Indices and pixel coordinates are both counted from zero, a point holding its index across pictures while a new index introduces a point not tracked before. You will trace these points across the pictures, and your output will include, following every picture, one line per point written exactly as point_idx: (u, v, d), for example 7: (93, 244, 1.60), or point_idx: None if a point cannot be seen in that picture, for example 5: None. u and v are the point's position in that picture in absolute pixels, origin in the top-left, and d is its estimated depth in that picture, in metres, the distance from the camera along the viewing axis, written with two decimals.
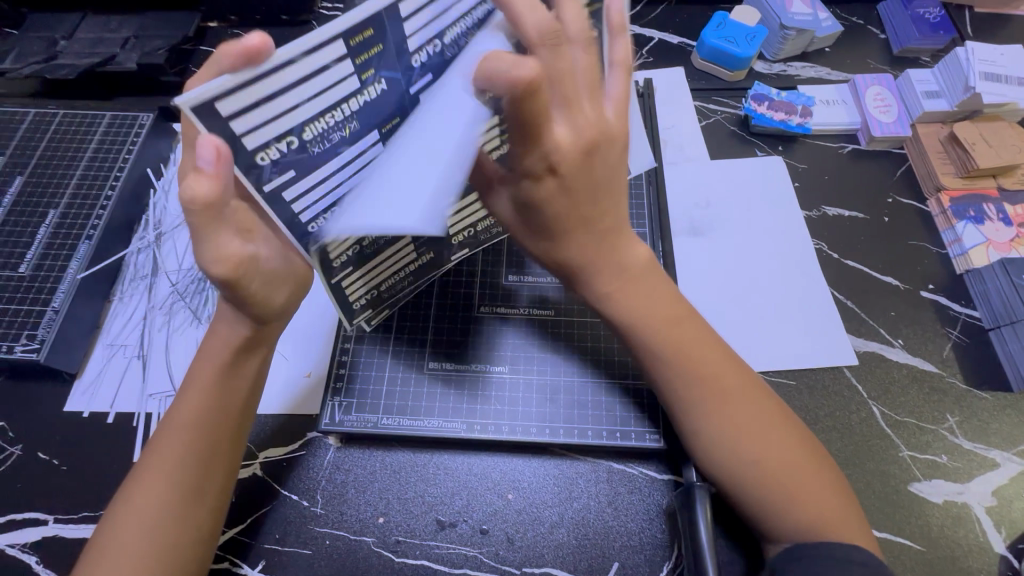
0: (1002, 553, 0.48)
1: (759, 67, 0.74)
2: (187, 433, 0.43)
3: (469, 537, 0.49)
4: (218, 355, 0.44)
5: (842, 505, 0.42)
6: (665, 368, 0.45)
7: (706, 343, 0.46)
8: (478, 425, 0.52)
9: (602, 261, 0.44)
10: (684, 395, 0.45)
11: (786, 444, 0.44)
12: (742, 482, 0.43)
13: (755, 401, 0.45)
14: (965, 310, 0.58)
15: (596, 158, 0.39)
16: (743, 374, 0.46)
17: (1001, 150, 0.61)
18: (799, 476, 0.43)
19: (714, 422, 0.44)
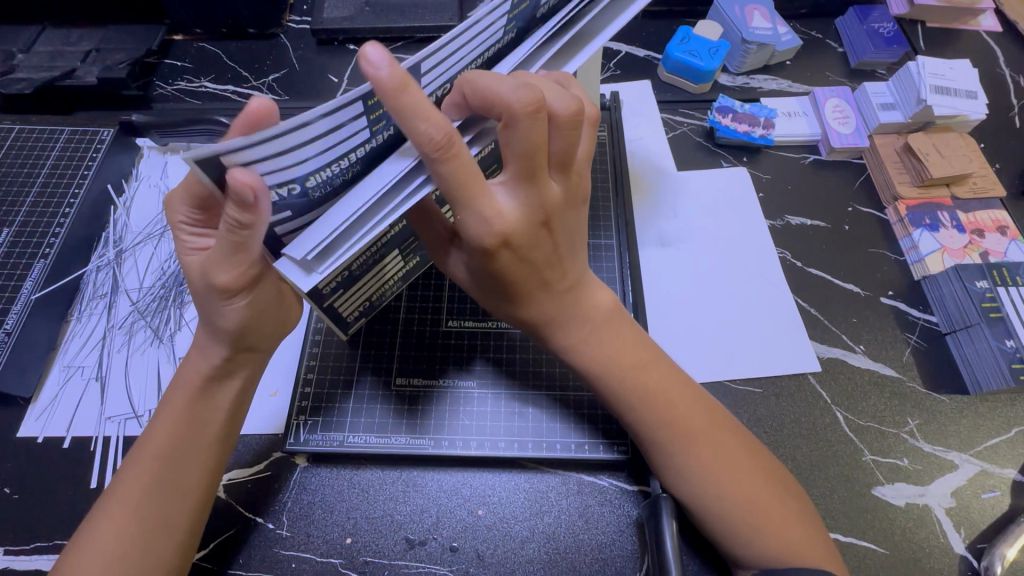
0: (962, 554, 0.49)
1: (723, 79, 0.76)
2: (156, 459, 0.42)
3: (440, 555, 0.48)
4: (188, 380, 0.45)
5: (802, 524, 0.43)
6: (624, 401, 0.46)
7: (664, 373, 0.47)
8: (446, 441, 0.51)
9: (566, 316, 0.47)
10: (650, 412, 0.45)
11: (748, 462, 0.45)
12: (705, 499, 0.44)
13: (714, 419, 0.46)
14: (924, 315, 0.60)
15: (557, 227, 0.42)
16: (696, 392, 0.47)
17: (953, 161, 0.63)
18: (762, 494, 0.43)
19: (674, 446, 0.45)
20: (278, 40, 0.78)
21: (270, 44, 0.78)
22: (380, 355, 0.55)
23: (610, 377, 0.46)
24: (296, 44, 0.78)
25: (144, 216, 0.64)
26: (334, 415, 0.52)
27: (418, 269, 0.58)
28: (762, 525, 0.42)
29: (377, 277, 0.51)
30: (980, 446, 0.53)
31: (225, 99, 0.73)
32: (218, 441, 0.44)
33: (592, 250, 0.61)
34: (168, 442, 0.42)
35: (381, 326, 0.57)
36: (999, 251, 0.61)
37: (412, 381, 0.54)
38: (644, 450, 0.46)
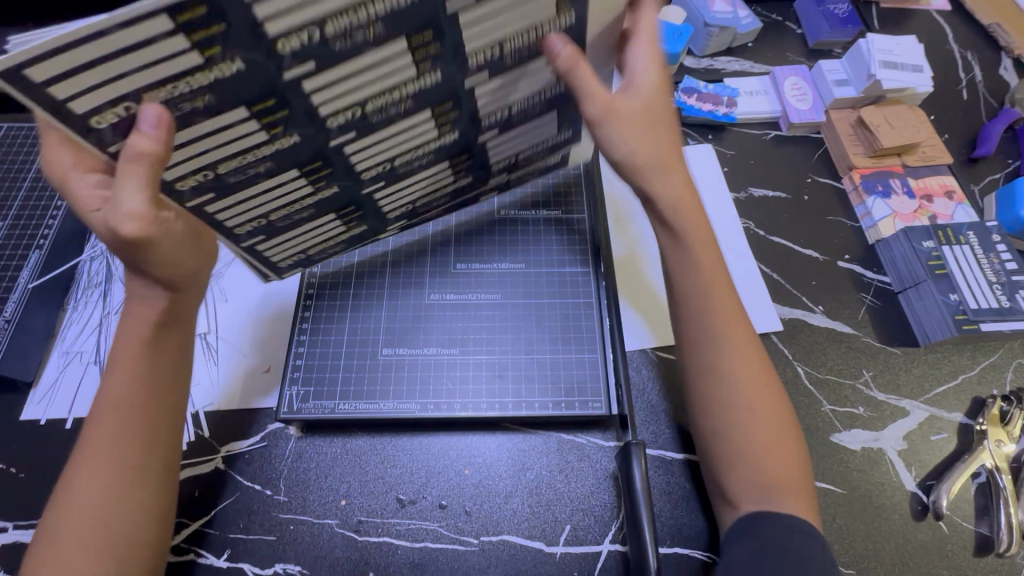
0: (912, 490, 0.53)
1: (689, 61, 0.79)
2: (119, 410, 0.44)
3: (430, 512, 0.52)
4: (144, 316, 0.46)
5: (794, 465, 0.46)
6: (692, 274, 0.50)
7: (718, 266, 0.51)
8: (432, 404, 0.54)
9: (651, 165, 0.48)
10: (711, 306, 0.49)
11: (765, 393, 0.48)
12: (728, 419, 0.47)
13: (758, 352, 0.49)
14: (877, 276, 0.64)
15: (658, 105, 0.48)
16: (738, 307, 0.50)
17: (902, 131, 0.68)
18: (777, 427, 0.47)
19: (724, 351, 0.48)
20: None
21: None
22: (363, 315, 0.58)
23: (679, 237, 0.50)
24: None
25: None
26: (325, 384, 0.55)
27: (368, 236, 0.59)
28: (755, 460, 0.46)
29: (311, 233, 0.54)
30: (930, 394, 0.58)
31: None
32: (171, 377, 0.47)
33: (566, 224, 0.64)
34: (127, 394, 0.45)
35: (363, 290, 0.60)
36: (946, 214, 0.66)
37: (447, 315, 0.59)
38: (704, 368, 0.48)
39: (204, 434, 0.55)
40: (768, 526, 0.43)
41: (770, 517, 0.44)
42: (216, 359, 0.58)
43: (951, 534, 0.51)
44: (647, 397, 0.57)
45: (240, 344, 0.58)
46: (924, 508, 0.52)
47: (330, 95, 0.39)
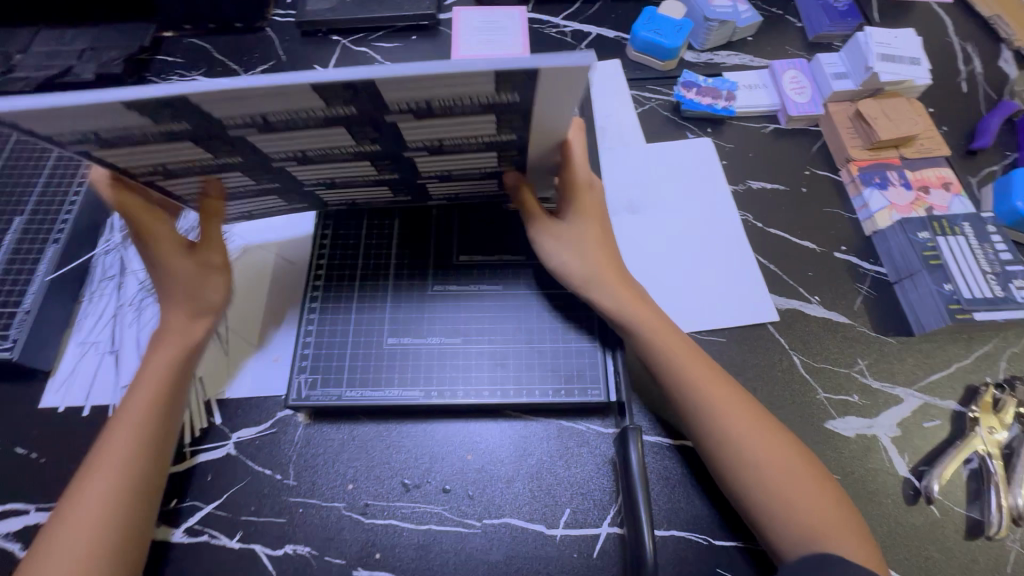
0: (905, 476, 0.54)
1: (689, 56, 0.80)
2: (140, 424, 0.49)
3: (435, 496, 0.53)
4: (172, 340, 0.53)
5: (834, 511, 0.47)
6: (666, 365, 0.53)
7: (686, 344, 0.54)
8: (436, 392, 0.56)
9: (617, 304, 0.54)
10: (694, 393, 0.51)
11: (792, 459, 0.48)
12: (754, 484, 0.47)
13: (757, 410, 0.51)
14: (873, 267, 0.65)
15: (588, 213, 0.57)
16: (722, 378, 0.53)
17: (900, 123, 0.68)
18: (804, 478, 0.48)
19: (726, 425, 0.50)
20: (265, 33, 0.82)
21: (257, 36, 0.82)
22: (368, 306, 0.59)
23: (647, 342, 0.53)
24: (282, 36, 0.82)
25: None
26: (332, 372, 0.56)
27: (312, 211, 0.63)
28: (805, 526, 0.46)
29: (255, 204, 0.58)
30: (924, 381, 0.59)
31: None
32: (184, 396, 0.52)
33: None
34: (148, 409, 0.50)
35: (366, 282, 0.60)
36: (943, 205, 0.66)
37: (457, 313, 0.59)
38: (713, 444, 0.50)
39: (217, 422, 0.57)
40: (825, 559, 0.43)
41: (823, 558, 0.43)
42: (228, 349, 0.60)
43: (943, 518, 0.53)
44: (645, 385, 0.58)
45: (251, 335, 0.61)
46: (917, 492, 0.54)
47: (274, 142, 0.44)
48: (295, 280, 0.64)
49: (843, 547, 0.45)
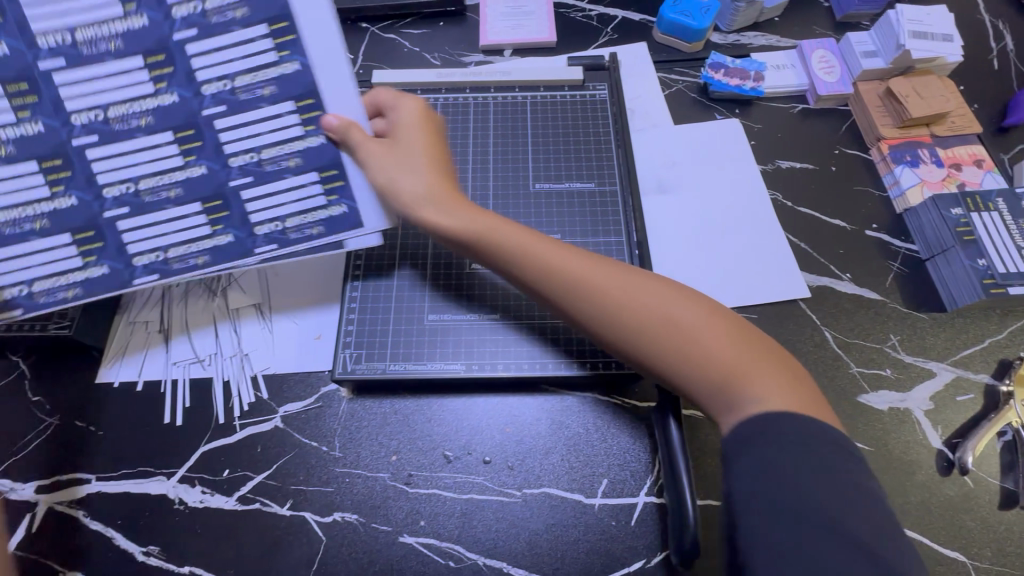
0: (939, 448, 0.55)
1: (715, 37, 0.80)
2: None
3: (475, 466, 0.55)
4: None
5: (737, 352, 0.44)
6: (523, 261, 0.48)
7: (535, 232, 0.50)
8: (475, 365, 0.57)
9: (464, 220, 0.50)
10: (555, 284, 0.47)
11: (678, 307, 0.45)
12: (653, 354, 0.45)
13: (628, 275, 0.47)
14: (905, 244, 0.65)
15: (401, 145, 0.53)
16: (585, 256, 0.49)
17: (931, 101, 0.68)
18: (695, 330, 0.44)
19: (595, 306, 0.46)
20: None
21: None
22: (405, 284, 0.61)
23: (504, 249, 0.49)
24: None
25: None
26: (375, 348, 0.58)
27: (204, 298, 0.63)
28: (707, 369, 0.43)
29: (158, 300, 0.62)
30: (957, 356, 0.59)
31: None
32: None
33: (595, 196, 0.65)
34: None
35: (401, 261, 0.62)
36: (975, 182, 0.66)
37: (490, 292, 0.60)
38: (601, 324, 0.46)
39: (263, 396, 0.59)
40: (768, 422, 0.40)
41: (755, 415, 0.41)
42: (271, 327, 0.62)
43: (977, 488, 0.53)
44: None
45: (291, 313, 0.62)
46: (950, 464, 0.54)
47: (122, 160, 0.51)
48: (332, 261, 0.65)
49: (762, 392, 0.42)
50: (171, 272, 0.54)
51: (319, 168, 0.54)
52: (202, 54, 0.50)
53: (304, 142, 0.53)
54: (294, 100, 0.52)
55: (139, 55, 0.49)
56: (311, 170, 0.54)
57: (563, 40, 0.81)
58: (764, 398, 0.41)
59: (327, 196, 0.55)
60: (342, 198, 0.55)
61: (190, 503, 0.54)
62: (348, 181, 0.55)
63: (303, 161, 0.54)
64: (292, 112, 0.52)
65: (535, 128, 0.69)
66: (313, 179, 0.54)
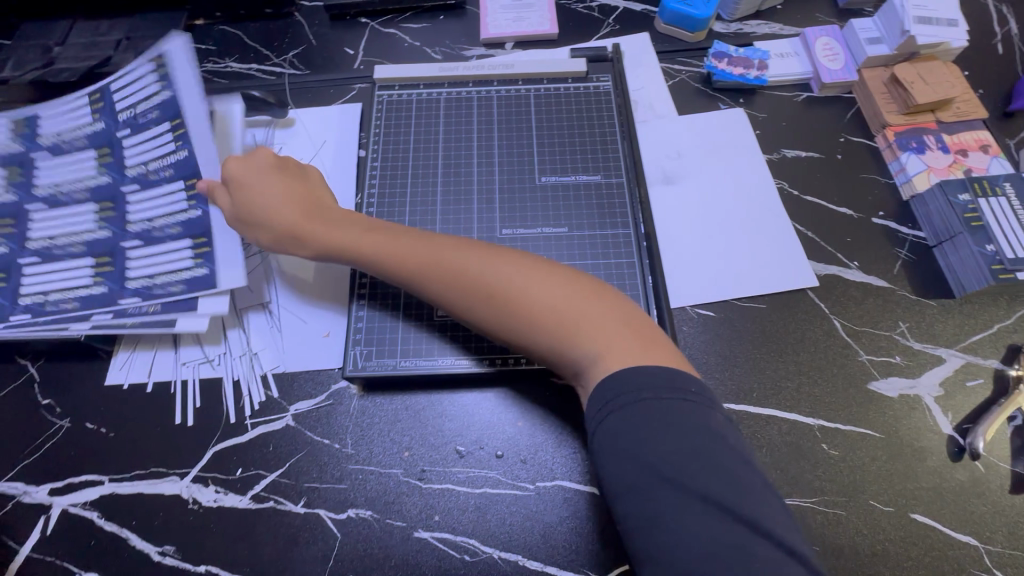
0: (950, 434, 0.55)
1: (718, 27, 0.80)
2: None
3: (488, 461, 0.55)
4: None
5: (590, 319, 0.45)
6: (387, 266, 0.52)
7: (385, 233, 0.53)
8: (486, 361, 0.57)
9: (327, 233, 0.54)
10: (415, 282, 0.50)
11: (528, 280, 0.47)
12: (515, 335, 0.47)
13: (479, 258, 0.49)
14: (913, 231, 0.65)
15: (258, 182, 0.56)
16: (436, 245, 0.51)
17: (937, 87, 0.68)
18: (544, 305, 0.46)
19: (450, 297, 0.49)
20: (293, 18, 0.83)
21: (286, 23, 0.83)
22: None
23: (369, 257, 0.53)
24: (310, 21, 0.83)
25: None
26: (384, 345, 0.58)
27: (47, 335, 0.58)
28: (564, 338, 0.45)
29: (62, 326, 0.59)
30: (966, 342, 0.59)
31: (250, 77, 0.79)
32: None
33: (599, 189, 0.65)
34: None
35: None
36: (982, 167, 0.66)
37: None
38: (463, 315, 0.49)
39: (273, 395, 0.59)
40: (634, 391, 0.40)
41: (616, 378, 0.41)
42: (279, 326, 0.61)
43: (989, 473, 0.53)
44: (688, 351, 0.60)
45: (298, 312, 0.62)
46: (961, 449, 0.55)
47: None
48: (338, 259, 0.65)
49: (613, 356, 0.43)
50: (42, 313, 0.58)
51: (193, 236, 0.61)
52: (132, 143, 0.64)
53: (187, 215, 0.62)
54: (184, 180, 0.63)
55: (93, 148, 0.65)
56: (186, 238, 0.61)
57: (565, 32, 0.80)
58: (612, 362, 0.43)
59: (193, 259, 0.61)
60: (205, 260, 0.60)
61: (204, 503, 0.54)
62: (214, 247, 0.61)
63: (183, 229, 0.62)
64: (183, 191, 0.63)
65: (539, 122, 0.69)
66: (184, 246, 0.61)
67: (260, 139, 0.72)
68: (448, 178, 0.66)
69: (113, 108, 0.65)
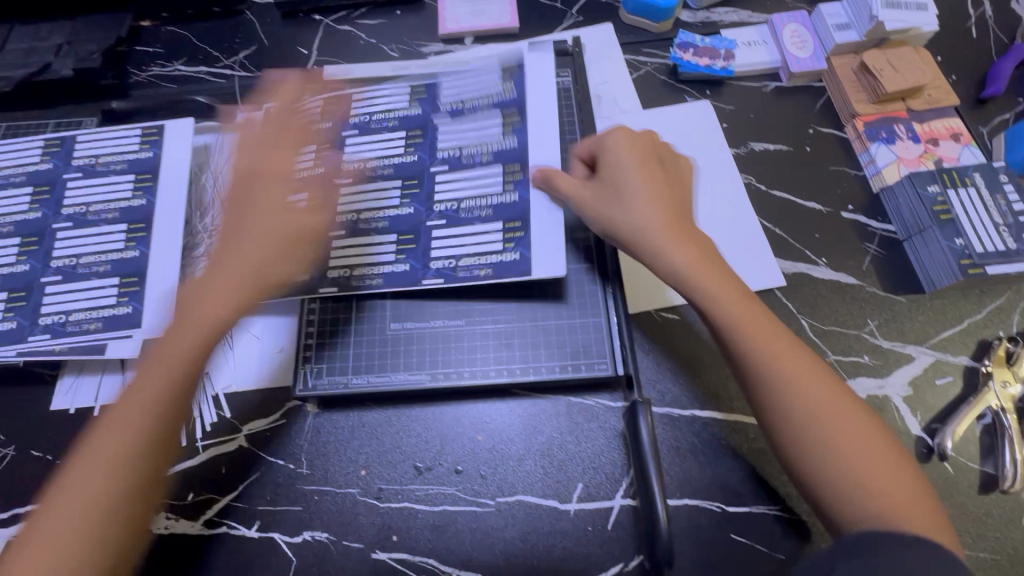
0: (918, 435, 0.54)
1: (685, 16, 0.77)
2: (118, 462, 0.45)
3: (447, 477, 0.54)
4: (169, 371, 0.48)
5: (887, 458, 0.44)
6: (695, 288, 0.50)
7: (710, 256, 0.51)
8: (441, 374, 0.56)
9: (660, 232, 0.51)
10: (734, 336, 0.48)
11: (837, 394, 0.46)
12: (810, 432, 0.45)
13: (802, 352, 0.48)
14: (882, 226, 0.63)
15: (614, 176, 0.54)
16: (736, 286, 0.50)
17: (907, 74, 0.66)
18: (865, 429, 0.45)
19: (777, 370, 0.46)
20: (244, 17, 0.79)
21: (237, 22, 0.80)
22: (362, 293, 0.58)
23: (674, 275, 0.51)
24: (262, 19, 0.79)
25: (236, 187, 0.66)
26: (338, 360, 0.56)
27: None
28: (863, 479, 0.43)
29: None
30: (936, 339, 0.58)
31: (199, 81, 0.75)
32: (161, 429, 0.46)
33: None
34: (134, 446, 0.45)
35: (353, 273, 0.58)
36: (953, 157, 0.64)
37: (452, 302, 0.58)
38: (767, 403, 0.46)
39: (226, 415, 0.57)
40: (901, 541, 0.39)
41: (906, 538, 0.39)
42: (230, 342, 0.59)
43: (957, 474, 0.52)
44: (652, 356, 0.58)
45: (251, 327, 0.60)
46: (930, 451, 0.53)
47: None
48: None
49: (915, 522, 0.42)
50: None
51: (122, 275, 0.58)
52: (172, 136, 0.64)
53: (500, 198, 0.59)
54: (129, 223, 0.60)
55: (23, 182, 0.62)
56: (114, 276, 0.58)
57: (527, 24, 0.77)
58: (920, 531, 0.41)
59: (397, 253, 0.58)
60: (518, 245, 0.57)
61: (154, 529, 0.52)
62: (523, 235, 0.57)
63: (110, 268, 0.58)
64: (121, 233, 0.60)
65: None
66: (497, 227, 0.58)
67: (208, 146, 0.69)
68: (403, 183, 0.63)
69: (69, 153, 0.64)
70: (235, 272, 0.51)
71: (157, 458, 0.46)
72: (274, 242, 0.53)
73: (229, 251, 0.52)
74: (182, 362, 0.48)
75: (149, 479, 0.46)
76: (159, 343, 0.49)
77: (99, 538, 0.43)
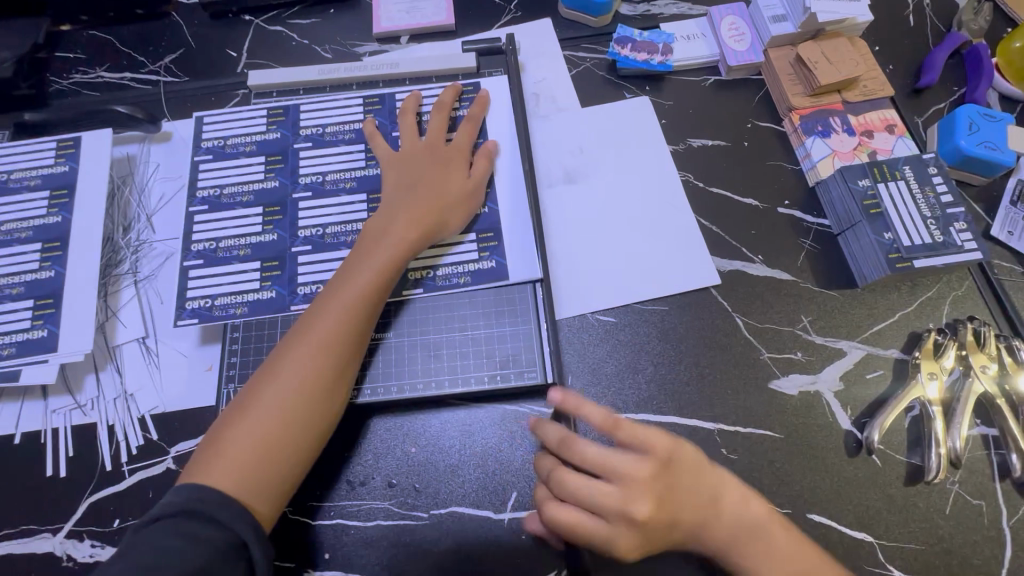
0: (848, 429, 0.55)
1: (624, 9, 0.75)
2: (315, 362, 0.46)
3: (380, 491, 0.53)
4: (349, 291, 0.49)
5: None
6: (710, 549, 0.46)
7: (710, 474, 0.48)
8: (369, 389, 0.55)
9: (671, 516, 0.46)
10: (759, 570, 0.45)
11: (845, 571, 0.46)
12: None
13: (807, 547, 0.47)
14: (817, 220, 0.63)
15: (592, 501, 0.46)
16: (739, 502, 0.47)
17: (841, 66, 0.65)
18: None
19: None
20: (170, 18, 0.76)
21: (163, 24, 0.76)
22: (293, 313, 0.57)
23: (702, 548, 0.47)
24: (189, 20, 0.76)
25: (164, 201, 0.64)
26: None
27: None
28: None
29: None
30: (867, 332, 0.58)
31: (123, 87, 0.72)
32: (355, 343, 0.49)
33: (499, 194, 0.62)
34: (301, 367, 0.46)
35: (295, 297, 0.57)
36: (887, 149, 0.64)
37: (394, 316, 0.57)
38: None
39: (152, 437, 0.55)
40: None
41: None
42: (157, 362, 0.58)
43: (885, 467, 0.53)
44: (585, 360, 0.58)
45: (178, 345, 0.58)
46: (859, 444, 0.54)
47: None
48: None
49: None
50: None
51: (36, 297, 0.56)
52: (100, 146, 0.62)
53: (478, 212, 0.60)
54: (43, 242, 0.58)
55: None
56: (28, 298, 0.56)
57: (464, 21, 0.75)
58: None
59: None
60: (493, 254, 0.59)
61: (79, 558, 0.51)
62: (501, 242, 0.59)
63: (25, 290, 0.56)
64: (36, 253, 0.57)
65: None
66: (470, 238, 0.59)
67: (132, 157, 0.67)
68: (331, 190, 0.61)
69: None
70: (415, 212, 0.54)
71: (347, 386, 0.48)
72: (434, 193, 0.56)
73: (402, 201, 0.55)
74: (377, 286, 0.51)
75: (335, 392, 0.47)
76: (335, 279, 0.51)
77: (283, 460, 0.44)
